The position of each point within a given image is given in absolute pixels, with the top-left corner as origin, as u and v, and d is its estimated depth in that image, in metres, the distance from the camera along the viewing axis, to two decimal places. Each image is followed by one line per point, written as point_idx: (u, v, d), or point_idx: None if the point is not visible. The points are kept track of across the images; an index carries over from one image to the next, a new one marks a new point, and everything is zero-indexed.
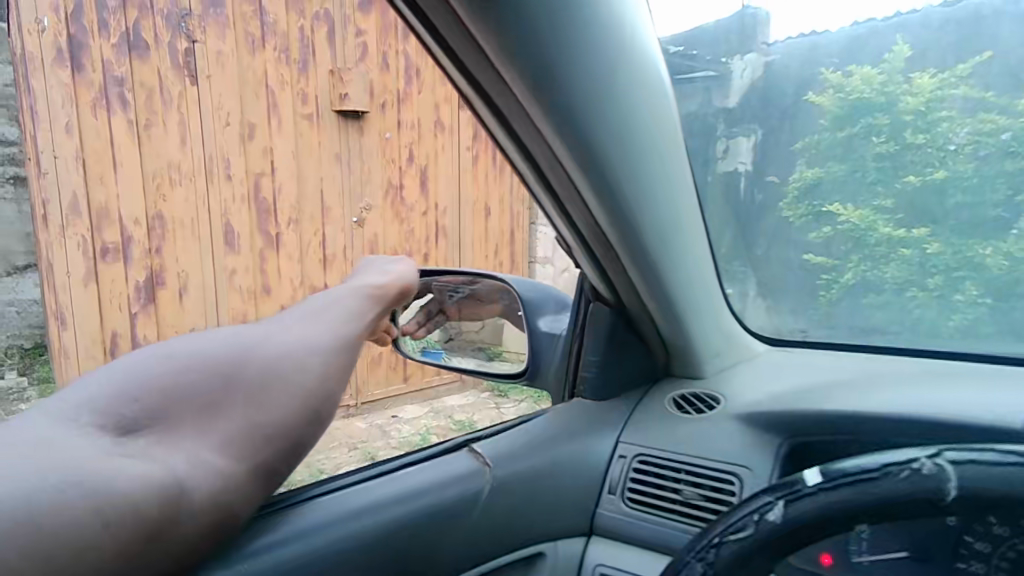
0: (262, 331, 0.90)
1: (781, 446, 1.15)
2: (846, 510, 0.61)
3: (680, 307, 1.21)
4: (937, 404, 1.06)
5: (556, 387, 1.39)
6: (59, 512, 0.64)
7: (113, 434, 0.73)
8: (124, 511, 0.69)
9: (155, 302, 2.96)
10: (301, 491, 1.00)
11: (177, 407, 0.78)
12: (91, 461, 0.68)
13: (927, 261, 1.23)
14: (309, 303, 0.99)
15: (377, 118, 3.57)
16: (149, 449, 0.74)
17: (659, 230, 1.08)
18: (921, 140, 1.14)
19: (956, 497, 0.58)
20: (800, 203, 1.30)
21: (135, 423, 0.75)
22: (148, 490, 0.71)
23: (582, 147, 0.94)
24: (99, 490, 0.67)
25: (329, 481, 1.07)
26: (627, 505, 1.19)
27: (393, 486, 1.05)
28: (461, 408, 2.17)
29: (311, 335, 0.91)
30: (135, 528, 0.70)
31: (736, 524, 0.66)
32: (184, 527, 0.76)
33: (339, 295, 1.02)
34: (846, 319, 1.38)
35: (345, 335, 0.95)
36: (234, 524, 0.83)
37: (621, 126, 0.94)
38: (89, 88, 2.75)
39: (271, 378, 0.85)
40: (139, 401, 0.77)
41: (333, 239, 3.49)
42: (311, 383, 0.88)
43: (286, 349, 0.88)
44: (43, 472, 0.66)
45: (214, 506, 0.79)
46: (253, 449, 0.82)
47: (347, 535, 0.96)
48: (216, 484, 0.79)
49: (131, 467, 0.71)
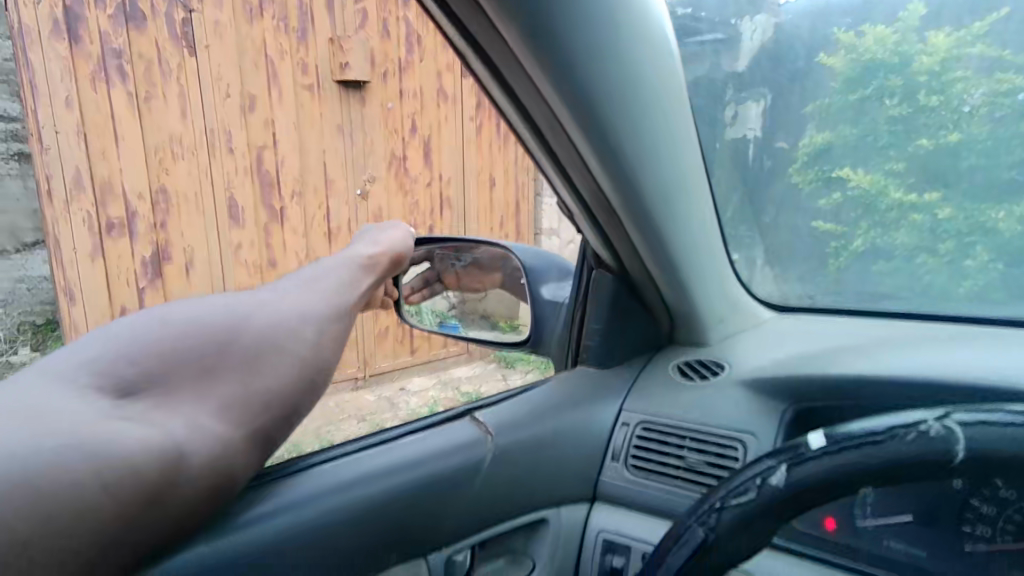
0: (259, 297, 0.88)
1: (786, 411, 1.14)
2: (848, 473, 0.60)
3: (684, 273, 1.19)
4: (945, 368, 1.04)
5: (558, 355, 1.38)
6: (57, 475, 0.65)
7: (112, 397, 0.72)
8: (123, 475, 0.69)
9: (162, 277, 2.95)
10: (297, 462, 1.00)
11: (175, 370, 0.78)
12: (88, 425, 0.68)
13: (938, 227, 1.20)
14: (305, 271, 0.98)
15: (379, 88, 3.45)
16: (147, 413, 0.73)
17: (664, 193, 1.06)
18: (935, 101, 1.11)
19: (963, 460, 0.57)
20: (810, 168, 1.26)
21: (133, 386, 0.75)
22: (148, 454, 0.71)
23: (584, 108, 0.91)
24: (98, 453, 0.67)
25: (327, 450, 1.07)
26: (630, 472, 1.19)
27: (392, 455, 1.04)
28: (468, 379, 2.17)
29: (305, 303, 0.91)
30: (135, 491, 0.70)
31: (738, 487, 0.65)
32: (185, 490, 0.76)
33: (333, 265, 1.01)
34: (853, 288, 1.35)
35: (337, 304, 0.94)
36: (234, 486, 0.83)
37: (625, 84, 0.91)
38: (88, 61, 2.75)
39: (262, 348, 0.83)
40: (136, 365, 0.76)
41: (337, 212, 3.46)
42: (308, 352, 0.87)
43: (278, 318, 0.86)
44: (39, 436, 0.65)
45: (216, 470, 0.78)
46: (252, 415, 0.81)
47: (347, 503, 0.96)
48: (216, 449, 0.78)
49: (129, 431, 0.71)
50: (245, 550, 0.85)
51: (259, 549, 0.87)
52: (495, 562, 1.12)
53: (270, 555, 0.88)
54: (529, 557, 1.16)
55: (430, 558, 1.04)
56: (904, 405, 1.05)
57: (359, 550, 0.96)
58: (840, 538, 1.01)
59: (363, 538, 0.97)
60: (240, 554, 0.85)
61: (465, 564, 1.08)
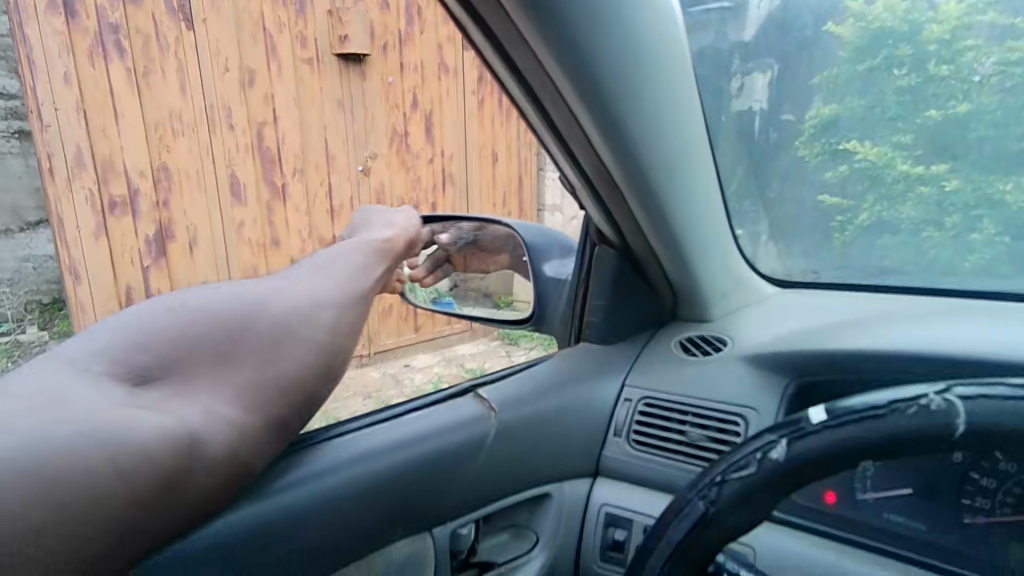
0: (275, 284, 0.90)
1: (787, 386, 1.14)
2: (851, 446, 0.60)
3: (687, 248, 1.18)
4: (948, 342, 1.04)
5: (562, 332, 1.39)
6: (70, 462, 0.64)
7: (127, 384, 0.73)
8: (140, 461, 0.69)
9: (166, 256, 2.83)
10: (319, 433, 0.99)
11: (189, 358, 0.79)
12: (102, 412, 0.68)
13: (944, 200, 1.19)
14: (315, 259, 0.99)
15: (380, 61, 3.43)
16: (164, 402, 0.74)
17: (667, 167, 1.05)
18: (945, 71, 1.10)
19: (963, 433, 0.56)
20: (816, 141, 1.25)
21: (147, 372, 0.75)
22: (163, 441, 0.71)
23: (586, 82, 0.89)
24: (112, 439, 0.67)
25: (341, 425, 1.05)
26: (632, 446, 1.20)
27: (399, 430, 1.05)
28: (472, 356, 2.17)
29: (320, 289, 0.91)
30: (151, 477, 0.70)
31: (738, 462, 0.65)
32: (199, 478, 0.76)
33: (343, 251, 1.01)
34: (858, 262, 1.34)
35: (354, 289, 0.95)
36: (249, 473, 0.84)
37: (628, 56, 0.88)
38: (85, 36, 2.71)
39: (283, 332, 0.85)
40: (151, 352, 0.77)
41: (338, 188, 3.37)
42: (323, 337, 0.88)
43: (295, 304, 0.87)
44: (52, 424, 0.65)
45: (230, 458, 0.79)
46: (265, 402, 0.82)
47: (355, 479, 0.97)
48: (230, 436, 0.78)
49: (145, 418, 0.71)
50: (256, 524, 0.87)
51: (271, 525, 0.88)
52: (499, 536, 1.15)
53: (281, 531, 0.89)
54: (533, 531, 1.18)
55: (434, 532, 1.06)
56: (905, 378, 1.06)
57: (367, 525, 0.98)
58: (841, 511, 1.02)
59: (370, 512, 0.98)
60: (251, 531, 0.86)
61: (470, 537, 1.10)
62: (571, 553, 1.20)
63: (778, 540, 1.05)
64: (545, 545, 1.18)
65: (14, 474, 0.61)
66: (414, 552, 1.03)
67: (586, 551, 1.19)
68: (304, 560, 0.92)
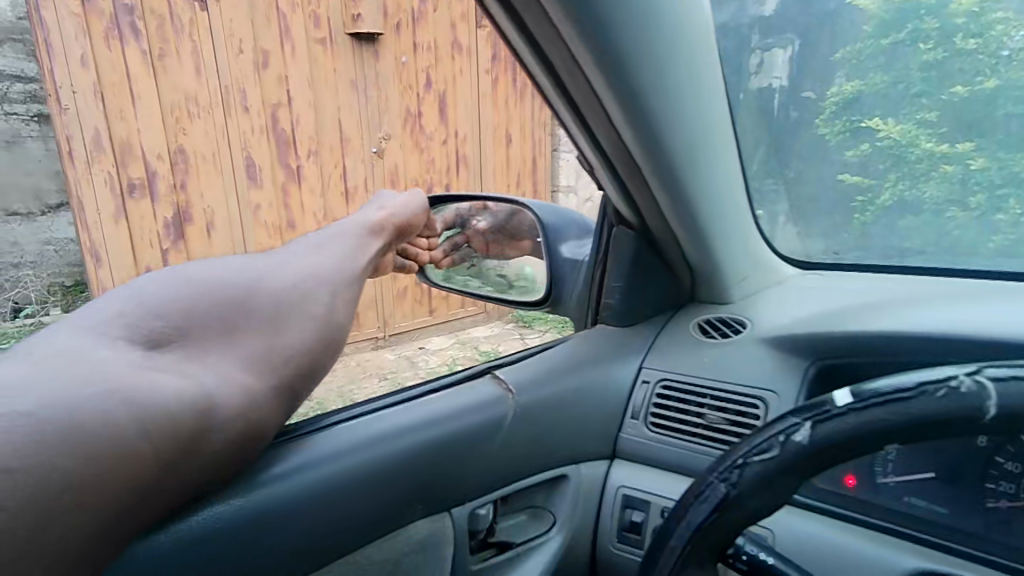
0: (268, 262, 0.90)
1: (809, 368, 1.13)
2: (877, 426, 0.59)
3: (707, 229, 1.16)
4: (971, 324, 1.02)
5: (579, 314, 1.38)
6: (97, 422, 0.65)
7: (143, 349, 0.74)
8: (161, 423, 0.70)
9: (185, 238, 2.93)
10: (315, 419, 1.01)
11: (200, 326, 0.80)
12: (124, 375, 0.69)
13: (969, 178, 1.15)
14: (310, 239, 0.99)
15: (393, 40, 3.40)
16: (175, 364, 0.75)
17: (689, 148, 1.03)
18: (972, 45, 1.06)
19: (995, 415, 0.55)
20: (837, 118, 1.21)
21: (161, 338, 0.76)
22: (184, 404, 0.72)
23: (607, 52, 0.86)
24: (136, 402, 0.69)
25: (349, 409, 1.07)
26: (649, 429, 1.20)
27: (400, 418, 1.04)
28: (487, 339, 2.17)
29: (316, 266, 0.93)
30: (173, 440, 0.72)
31: (760, 445, 0.64)
32: (215, 442, 0.77)
33: (337, 232, 1.02)
34: (882, 241, 1.31)
35: (348, 268, 0.96)
36: (261, 442, 0.85)
37: (649, 21, 0.84)
38: (100, 18, 2.73)
39: (282, 307, 0.85)
40: (163, 321, 0.78)
41: (353, 171, 3.40)
42: (322, 311, 0.89)
43: (294, 279, 0.89)
44: (79, 385, 0.66)
45: (245, 424, 0.80)
46: (278, 370, 0.83)
47: (344, 469, 0.95)
48: (246, 400, 0.79)
49: (166, 381, 0.73)
50: (251, 512, 0.85)
51: (274, 510, 0.88)
52: (517, 517, 1.16)
53: (276, 519, 0.88)
54: (550, 512, 1.19)
55: (453, 513, 1.07)
56: (942, 361, 1.03)
57: (377, 512, 0.98)
58: (861, 495, 1.02)
59: (376, 500, 0.98)
60: (237, 523, 0.84)
61: (488, 518, 1.11)
62: (589, 535, 1.20)
63: (799, 522, 1.04)
64: (562, 526, 1.18)
65: (41, 434, 0.61)
66: (433, 532, 1.05)
67: (602, 533, 1.20)
68: (308, 547, 0.92)
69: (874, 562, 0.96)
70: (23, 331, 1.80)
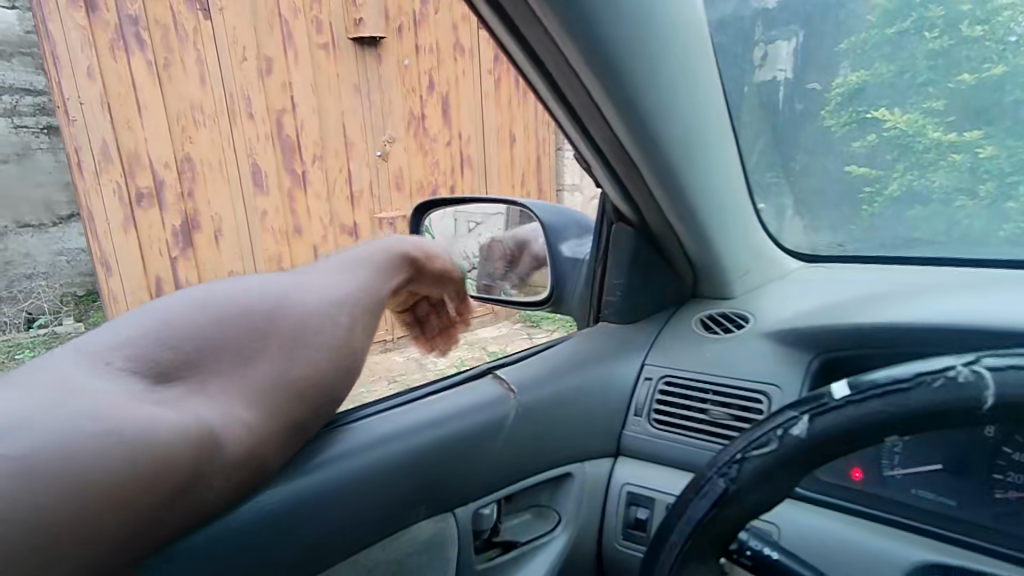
0: (278, 286, 0.92)
1: (812, 362, 1.12)
2: (875, 419, 0.58)
3: (707, 225, 1.16)
4: (984, 313, 1.00)
5: (581, 313, 1.38)
6: (88, 460, 0.63)
7: (147, 381, 0.74)
8: (156, 453, 0.69)
9: (193, 246, 3.03)
10: (355, 410, 1.03)
11: (212, 352, 0.81)
12: (123, 409, 0.68)
13: (979, 167, 1.15)
14: (339, 261, 1.03)
15: (394, 43, 3.39)
16: (179, 399, 0.75)
17: (686, 145, 1.03)
18: (979, 32, 1.06)
19: (993, 405, 0.54)
20: (843, 109, 1.20)
21: (168, 368, 0.77)
22: (181, 438, 0.71)
23: (598, 52, 0.86)
24: (133, 436, 0.67)
25: (384, 401, 1.10)
26: (653, 426, 1.20)
27: (410, 416, 1.05)
28: (494, 339, 2.13)
29: (338, 290, 0.96)
30: (170, 471, 0.70)
31: (758, 439, 0.64)
32: (215, 476, 0.76)
33: (364, 254, 1.05)
34: (889, 232, 1.30)
35: (369, 293, 0.99)
36: (264, 473, 0.84)
37: (639, 20, 0.84)
38: (105, 29, 2.74)
39: (305, 333, 0.88)
40: (173, 349, 0.78)
41: (358, 175, 3.43)
42: (341, 336, 0.91)
43: (320, 304, 0.92)
44: (76, 420, 0.65)
45: (249, 455, 0.80)
46: (281, 403, 0.83)
47: (378, 461, 0.98)
48: (246, 434, 0.79)
49: (163, 415, 0.71)
50: (291, 503, 0.88)
51: (314, 500, 0.90)
52: (521, 516, 1.16)
53: (313, 510, 0.90)
54: (555, 510, 1.18)
55: (458, 512, 1.07)
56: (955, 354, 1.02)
57: (407, 502, 1.01)
58: (867, 488, 1.01)
59: (404, 492, 1.00)
60: (279, 511, 0.87)
61: (492, 517, 1.11)
62: (595, 532, 1.20)
63: (804, 516, 1.03)
64: (568, 524, 1.18)
65: (28, 471, 0.60)
66: (437, 532, 1.05)
67: (608, 530, 1.20)
68: (318, 543, 0.92)
69: (880, 554, 0.96)
70: (37, 340, 1.82)
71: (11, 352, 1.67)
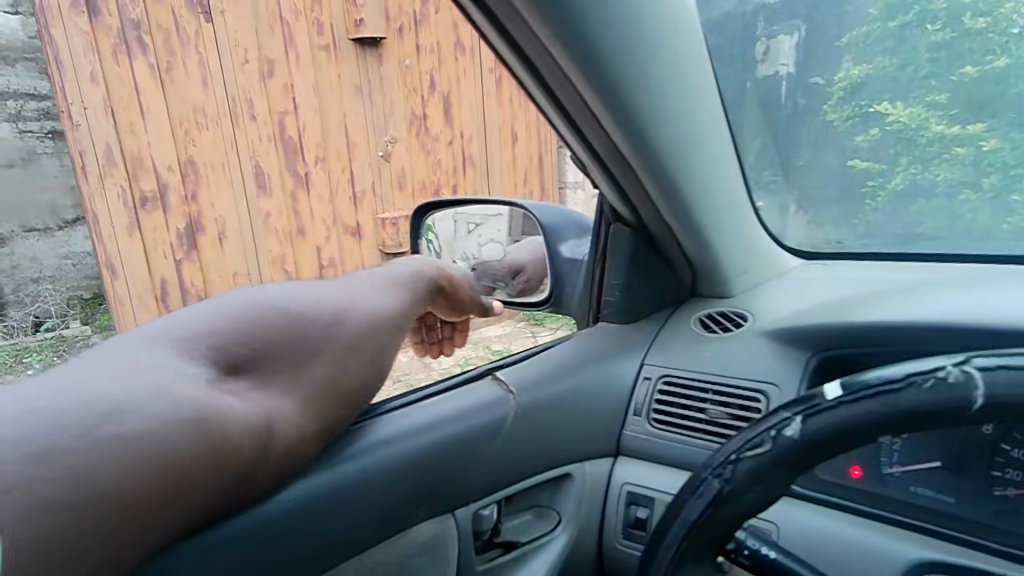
0: (296, 290, 0.94)
1: (810, 360, 1.12)
2: (869, 422, 0.59)
3: (704, 224, 1.16)
4: (987, 309, 1.00)
5: (580, 314, 1.39)
6: (171, 443, 0.69)
7: (219, 372, 0.79)
8: (219, 437, 0.74)
9: (197, 248, 3.06)
10: (380, 404, 1.06)
11: (276, 353, 0.85)
12: (207, 397, 0.75)
13: (983, 159, 1.15)
14: (381, 272, 1.07)
15: (396, 44, 3.43)
16: (249, 391, 0.81)
17: (678, 146, 1.03)
18: (981, 24, 1.06)
19: (983, 405, 0.54)
20: (845, 103, 1.20)
21: (240, 362, 0.82)
22: (247, 429, 0.77)
23: (588, 57, 0.86)
24: (214, 423, 0.74)
25: (404, 395, 1.11)
26: (652, 426, 1.20)
27: (411, 418, 1.05)
28: (498, 337, 2.13)
29: (383, 303, 1.01)
30: (232, 454, 0.76)
31: (753, 440, 0.64)
32: (264, 465, 0.82)
33: (403, 269, 1.10)
34: (890, 228, 1.30)
35: (405, 309, 1.05)
36: (303, 463, 0.89)
37: (627, 26, 0.85)
38: (108, 34, 2.76)
39: (356, 345, 0.93)
40: (244, 345, 0.83)
41: (361, 175, 3.47)
42: (382, 351, 0.97)
43: (370, 316, 0.97)
44: (171, 403, 0.71)
45: (293, 448, 0.85)
46: (326, 407, 0.89)
47: (382, 462, 0.99)
48: (296, 431, 0.85)
49: (234, 405, 0.77)
50: (306, 502, 0.90)
51: (328, 497, 0.92)
52: (522, 516, 1.17)
53: (328, 507, 0.92)
54: (555, 510, 1.19)
55: (457, 513, 1.08)
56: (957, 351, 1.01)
57: (413, 501, 1.02)
58: (867, 486, 1.01)
59: (409, 491, 1.02)
60: (284, 512, 0.88)
61: (492, 518, 1.12)
62: (595, 533, 1.21)
63: (804, 516, 1.03)
64: (568, 524, 1.19)
65: (127, 447, 0.66)
66: (437, 533, 1.05)
67: (608, 530, 1.20)
68: (323, 545, 0.93)
69: (880, 553, 0.96)
70: (45, 344, 1.85)
71: (18, 356, 1.70)
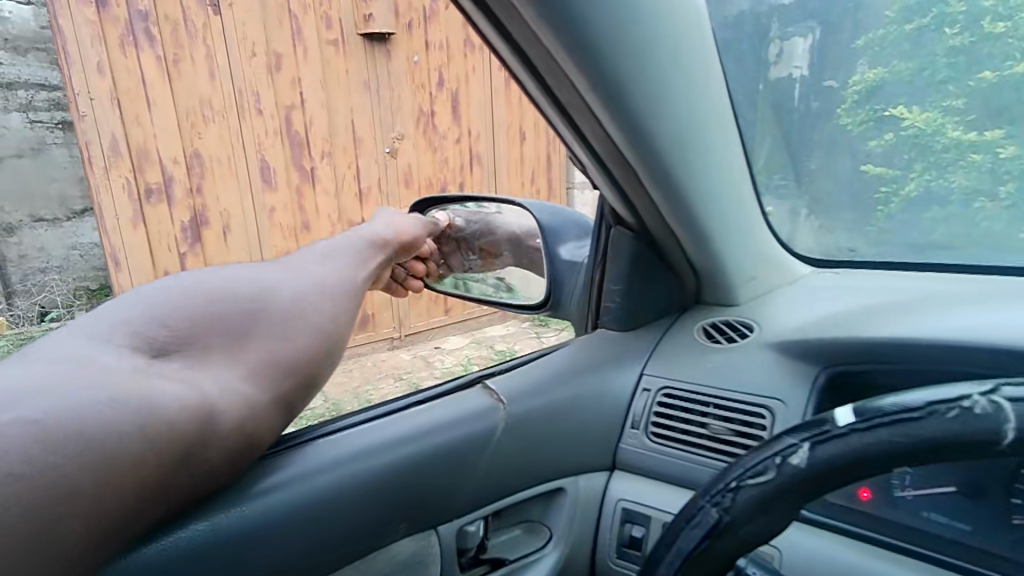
0: (237, 271, 0.89)
1: (818, 377, 1.07)
2: (884, 451, 0.53)
3: (709, 228, 1.10)
4: (1008, 327, 0.94)
5: (579, 318, 1.33)
6: (107, 433, 0.64)
7: (145, 356, 0.73)
8: (158, 431, 0.68)
9: (201, 241, 3.06)
10: (326, 424, 1.02)
11: (200, 333, 0.79)
12: (128, 380, 0.69)
13: (999, 167, 1.08)
14: (321, 246, 1.01)
15: (404, 39, 3.33)
16: (179, 372, 0.74)
17: (683, 144, 0.98)
18: (1002, 29, 0.99)
19: (1013, 441, 0.49)
20: (859, 108, 1.14)
21: (166, 346, 0.76)
22: (185, 413, 0.71)
23: (579, 44, 0.80)
24: (151, 407, 0.68)
25: (366, 412, 1.08)
26: (650, 439, 1.15)
27: (380, 431, 1.00)
28: (501, 338, 2.06)
29: (321, 276, 0.94)
30: (174, 446, 0.70)
31: (755, 467, 0.59)
32: (213, 454, 0.76)
33: (345, 240, 1.05)
34: (904, 236, 1.24)
35: (351, 280, 0.97)
36: (257, 451, 0.83)
37: (620, 10, 0.78)
38: (116, 24, 2.73)
39: (291, 318, 0.86)
40: (166, 327, 0.78)
41: (367, 171, 3.43)
42: (323, 320, 0.89)
43: (302, 292, 0.89)
44: (88, 391, 0.66)
45: (243, 438, 0.79)
46: (278, 382, 0.82)
47: (342, 480, 0.93)
48: (246, 412, 0.78)
49: (167, 389, 0.71)
50: (227, 536, 0.82)
51: (254, 529, 0.84)
52: (511, 531, 1.13)
53: (262, 537, 0.85)
54: (546, 526, 1.15)
55: (440, 530, 1.03)
56: (977, 372, 0.95)
57: (377, 524, 0.96)
58: (876, 509, 0.96)
59: (375, 511, 0.96)
60: (244, 533, 0.83)
61: (478, 534, 1.08)
62: (587, 551, 1.16)
63: (803, 539, 0.99)
64: (559, 541, 1.15)
65: (51, 441, 0.61)
66: (418, 550, 1.02)
67: (601, 548, 1.15)
68: (290, 567, 0.88)
69: None
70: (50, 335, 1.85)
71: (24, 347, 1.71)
